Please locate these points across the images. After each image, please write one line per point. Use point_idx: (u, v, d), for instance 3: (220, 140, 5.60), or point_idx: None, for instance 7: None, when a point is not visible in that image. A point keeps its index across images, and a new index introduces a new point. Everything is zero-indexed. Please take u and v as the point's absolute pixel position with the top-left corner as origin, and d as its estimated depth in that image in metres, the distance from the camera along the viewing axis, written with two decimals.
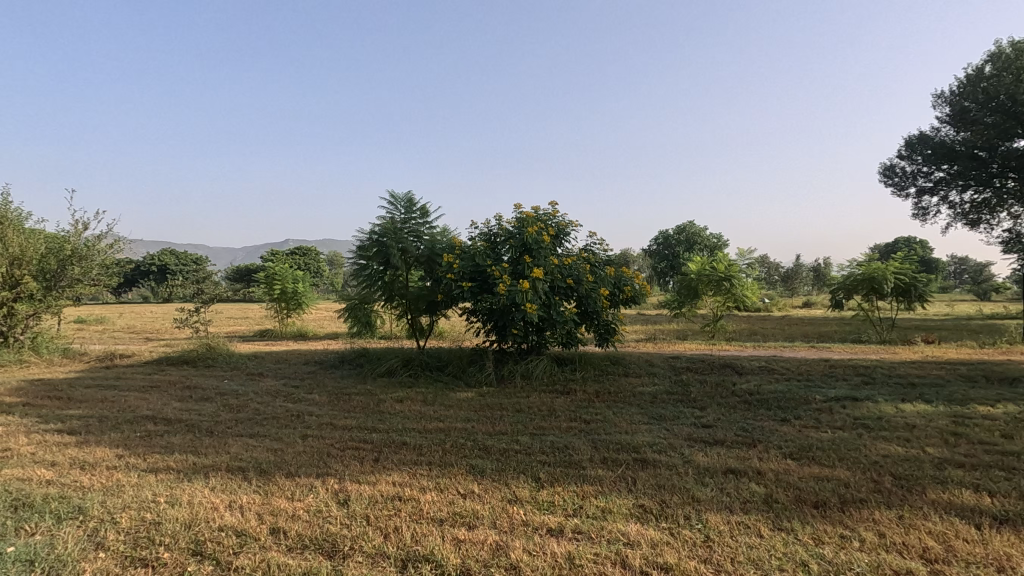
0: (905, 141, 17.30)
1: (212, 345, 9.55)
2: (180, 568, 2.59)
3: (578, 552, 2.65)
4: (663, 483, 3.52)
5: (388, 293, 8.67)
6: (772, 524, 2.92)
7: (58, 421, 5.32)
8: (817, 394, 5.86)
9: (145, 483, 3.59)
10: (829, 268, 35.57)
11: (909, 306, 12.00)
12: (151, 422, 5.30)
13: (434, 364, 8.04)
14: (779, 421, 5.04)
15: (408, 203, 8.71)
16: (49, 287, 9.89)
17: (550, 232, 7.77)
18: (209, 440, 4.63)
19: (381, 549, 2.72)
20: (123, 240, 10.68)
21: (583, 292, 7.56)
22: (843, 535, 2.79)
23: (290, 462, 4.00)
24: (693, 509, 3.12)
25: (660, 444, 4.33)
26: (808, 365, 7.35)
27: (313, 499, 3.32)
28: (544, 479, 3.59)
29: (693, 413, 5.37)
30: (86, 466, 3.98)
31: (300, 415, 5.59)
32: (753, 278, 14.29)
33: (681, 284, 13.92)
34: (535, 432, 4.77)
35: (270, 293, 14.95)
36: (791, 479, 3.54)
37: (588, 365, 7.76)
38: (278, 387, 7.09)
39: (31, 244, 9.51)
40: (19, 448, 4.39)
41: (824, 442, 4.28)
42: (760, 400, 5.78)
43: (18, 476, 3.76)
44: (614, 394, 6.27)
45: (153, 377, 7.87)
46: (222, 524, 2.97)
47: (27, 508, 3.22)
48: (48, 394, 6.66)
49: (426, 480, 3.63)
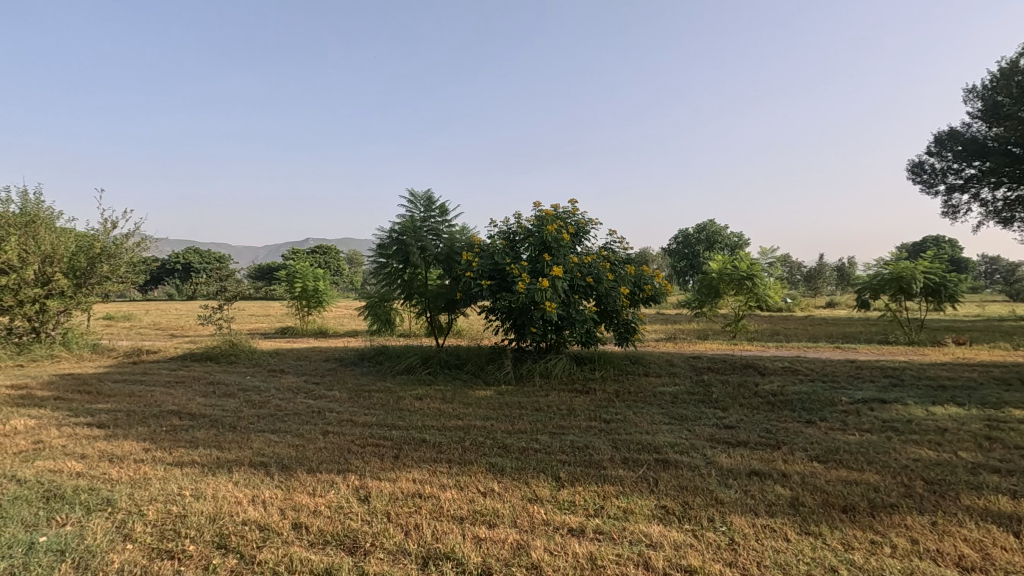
0: (935, 138, 16.89)
1: (234, 342, 9.70)
2: (205, 561, 2.61)
3: (601, 552, 2.63)
4: (686, 483, 3.47)
5: (407, 291, 8.72)
6: (799, 528, 2.85)
7: (88, 415, 5.45)
8: (843, 396, 5.73)
9: (171, 477, 3.65)
10: (854, 269, 34.90)
11: (939, 306, 11.67)
12: (176, 417, 5.40)
13: (453, 362, 8.06)
14: (804, 422, 4.95)
15: (427, 201, 8.77)
16: (80, 283, 10.16)
17: (569, 230, 7.73)
18: (232, 435, 4.68)
19: (402, 546, 2.72)
20: (149, 239, 11.06)
21: (603, 291, 7.49)
22: (873, 541, 2.71)
23: (311, 458, 4.03)
24: (717, 511, 3.06)
25: (682, 445, 4.26)
26: (834, 366, 7.21)
27: (334, 495, 3.34)
28: (564, 478, 3.57)
29: (715, 414, 5.29)
30: (114, 459, 4.07)
31: (321, 411, 5.66)
32: (776, 277, 14.06)
33: (701, 283, 13.74)
34: (554, 432, 4.73)
35: (292, 291, 15.15)
36: (817, 482, 3.46)
37: (608, 365, 7.69)
38: (299, 384, 7.19)
39: (62, 242, 9.81)
40: (51, 441, 4.51)
41: (852, 445, 4.18)
42: (783, 401, 5.69)
43: (49, 468, 3.84)
44: (634, 394, 6.19)
45: (178, 373, 8.01)
46: (246, 518, 3.01)
47: (58, 498, 3.30)
48: (79, 388, 6.84)
49: (446, 478, 3.63)
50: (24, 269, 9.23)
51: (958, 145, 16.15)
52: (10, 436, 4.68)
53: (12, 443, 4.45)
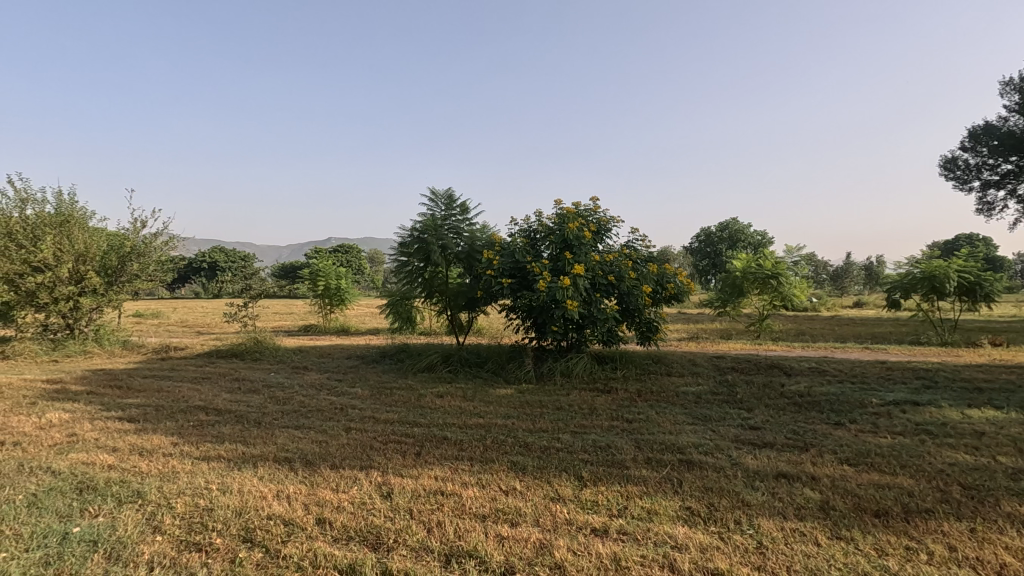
0: (969, 133, 16.39)
1: (259, 339, 9.87)
2: (232, 555, 2.64)
3: (625, 554, 2.59)
4: (711, 485, 3.41)
5: (428, 289, 8.76)
6: (830, 532, 2.78)
7: (118, 409, 5.59)
8: (873, 398, 5.56)
9: (198, 471, 3.72)
10: (882, 269, 34.07)
11: (974, 306, 11.31)
12: (203, 412, 5.50)
13: (473, 360, 8.05)
14: (833, 424, 4.82)
15: (448, 199, 8.79)
16: (111, 281, 10.45)
17: (591, 228, 7.67)
18: (257, 431, 4.75)
19: (425, 543, 2.73)
20: (177, 237, 11.31)
21: (625, 289, 7.41)
22: (908, 547, 2.62)
23: (334, 455, 4.07)
24: (743, 514, 3.00)
25: (707, 445, 4.20)
26: (863, 366, 7.03)
27: (357, 491, 3.36)
28: (587, 478, 3.53)
29: (739, 415, 5.19)
30: (143, 452, 4.16)
31: (343, 408, 5.70)
32: (801, 276, 13.79)
33: (724, 282, 13.54)
34: (576, 431, 4.70)
35: (314, 289, 15.32)
36: (848, 485, 3.36)
37: (629, 364, 7.61)
38: (321, 381, 7.27)
39: (95, 242, 10.11)
40: (83, 434, 4.64)
41: (884, 448, 4.06)
42: (810, 402, 5.56)
43: (82, 460, 3.94)
44: (657, 394, 6.11)
45: (205, 370, 8.17)
46: (271, 513, 3.04)
47: (91, 490, 3.38)
48: (110, 383, 7.02)
49: (468, 476, 3.63)
50: (58, 268, 9.51)
51: (994, 140, 15.60)
52: (45, 429, 4.81)
53: (47, 435, 4.59)
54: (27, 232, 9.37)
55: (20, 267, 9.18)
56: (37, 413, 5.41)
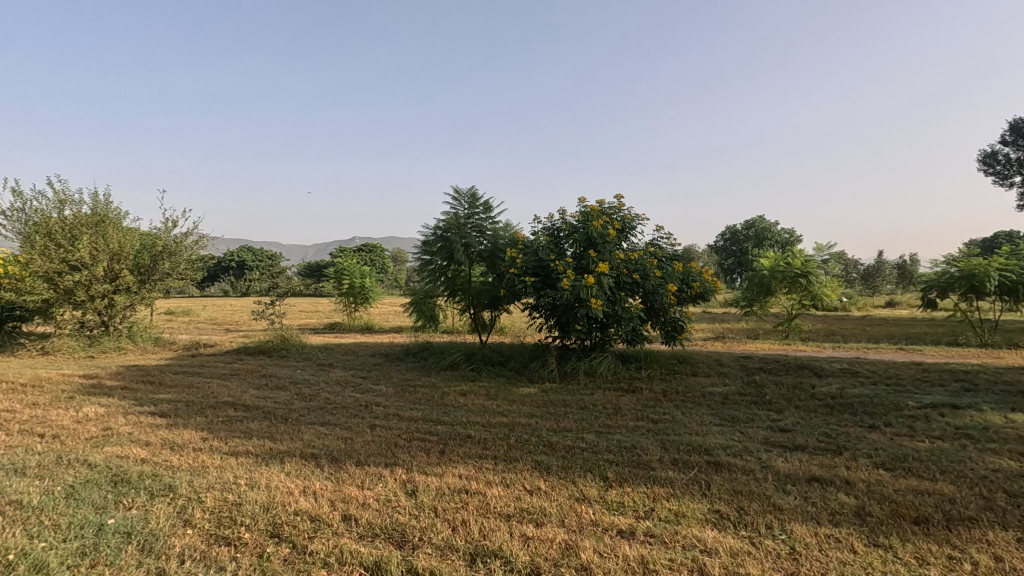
0: (1012, 126, 15.79)
1: (286, 337, 10.03)
2: (260, 549, 2.67)
3: (653, 557, 2.54)
4: (740, 488, 3.32)
5: (451, 288, 8.79)
6: (867, 539, 2.68)
7: (152, 404, 5.74)
8: (909, 400, 5.38)
9: (227, 466, 3.78)
10: (916, 268, 33.02)
11: (1016, 306, 10.86)
12: (232, 408, 5.61)
13: (496, 359, 8.05)
14: (867, 427, 4.67)
15: (471, 198, 8.80)
16: (144, 279, 10.74)
17: (615, 226, 7.58)
18: (284, 427, 4.82)
19: (451, 541, 2.72)
20: (206, 236, 11.55)
21: (650, 288, 7.32)
22: (951, 557, 2.52)
23: (359, 451, 4.09)
24: (775, 518, 2.92)
25: (735, 447, 4.11)
26: (898, 368, 6.81)
27: (382, 488, 3.37)
28: (613, 478, 3.49)
29: (768, 416, 5.08)
30: (175, 447, 4.25)
31: (368, 405, 5.75)
32: (832, 275, 13.44)
33: (752, 281, 13.28)
34: (601, 431, 4.64)
35: (339, 288, 15.52)
36: (885, 491, 3.25)
37: (654, 364, 7.50)
38: (346, 378, 7.35)
39: (128, 241, 10.39)
40: (118, 428, 4.76)
41: (922, 453, 3.91)
42: (843, 404, 5.40)
43: (116, 454, 4.04)
44: (683, 394, 6.02)
45: (234, 366, 8.33)
46: (298, 509, 3.07)
47: (125, 483, 3.47)
48: (143, 378, 7.21)
49: (492, 474, 3.61)
50: (94, 267, 9.82)
51: None
52: (82, 423, 4.96)
53: (83, 429, 4.73)
54: (66, 232, 9.68)
55: (59, 266, 9.51)
56: (74, 407, 5.58)
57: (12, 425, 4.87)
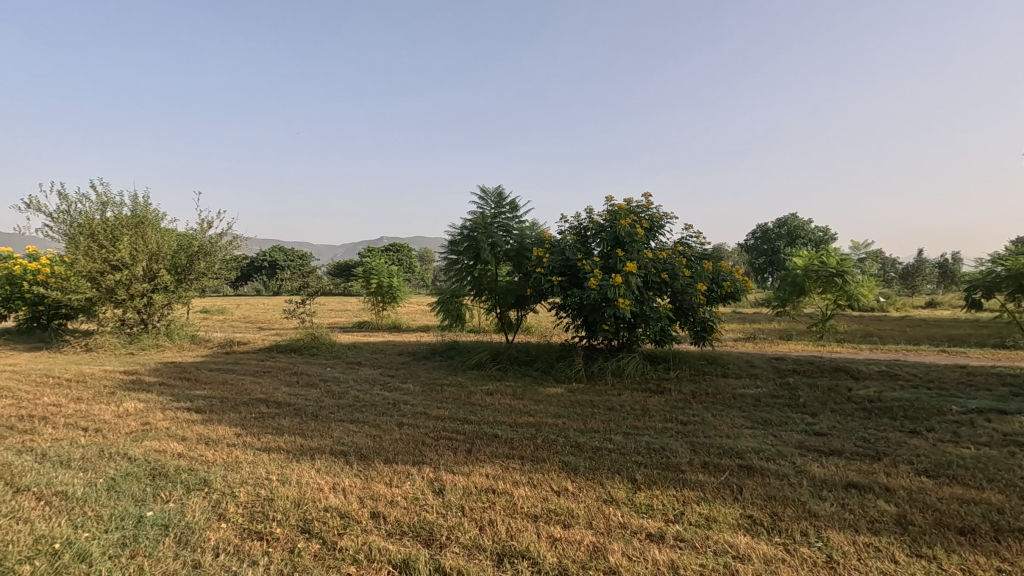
0: None
1: (316, 335, 10.22)
2: (291, 544, 2.72)
3: (684, 562, 2.49)
4: (774, 493, 3.23)
5: (478, 287, 8.81)
6: (908, 549, 2.58)
7: (188, 400, 5.91)
8: (953, 404, 5.16)
9: (260, 462, 3.86)
10: (958, 267, 31.75)
11: None
12: (264, 405, 5.73)
13: (523, 359, 8.04)
14: (908, 432, 4.50)
15: (498, 197, 8.80)
16: (180, 279, 11.07)
17: (644, 224, 7.49)
18: (314, 424, 4.90)
19: (478, 541, 2.72)
20: (239, 237, 11.83)
21: (679, 287, 7.21)
22: (1000, 569, 2.40)
23: (388, 449, 4.14)
24: (811, 525, 2.83)
25: (768, 451, 4.00)
26: (940, 371, 6.54)
27: (410, 486, 3.39)
28: (641, 480, 3.44)
29: (803, 419, 4.94)
30: (210, 442, 4.36)
31: (395, 403, 5.82)
32: (869, 274, 13.01)
33: (785, 280, 12.95)
34: (629, 432, 4.59)
35: (368, 287, 15.73)
36: (927, 499, 3.12)
37: (683, 365, 7.39)
38: (375, 376, 7.45)
39: (166, 242, 10.73)
40: (156, 423, 4.91)
41: (967, 460, 3.75)
42: (881, 408, 5.21)
43: (154, 448, 4.17)
44: (713, 396, 5.90)
45: (266, 364, 8.52)
46: (327, 505, 3.11)
47: (163, 476, 3.57)
48: (180, 375, 7.43)
49: (519, 474, 3.60)
50: (134, 266, 10.18)
51: None
52: (122, 417, 5.14)
53: (124, 423, 4.89)
54: (107, 233, 10.05)
55: (101, 266, 9.88)
56: (116, 402, 5.79)
57: (58, 419, 5.07)
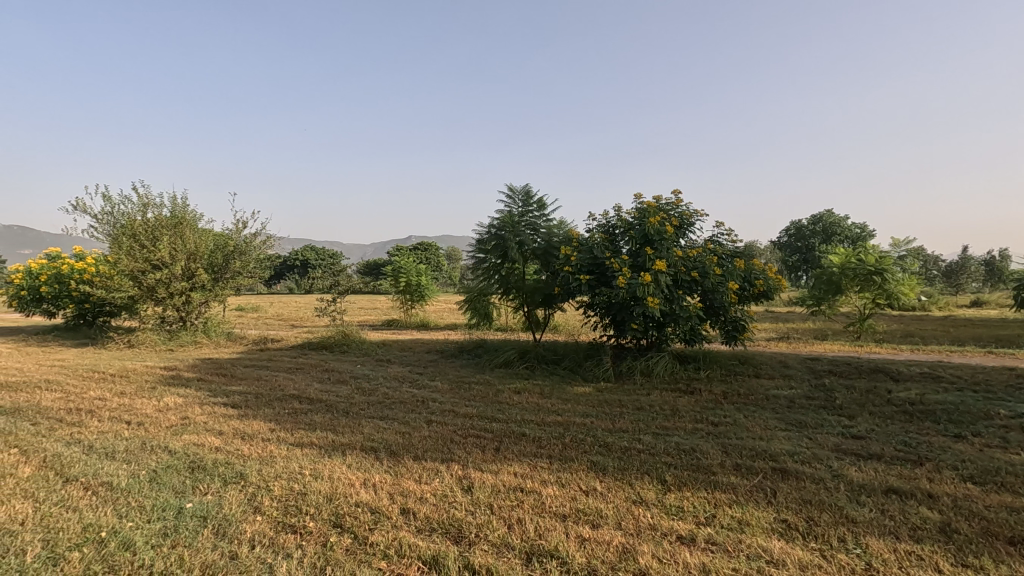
0: None
1: (347, 333, 10.40)
2: (324, 538, 2.77)
3: (715, 565, 2.45)
4: (809, 498, 3.15)
5: (505, 286, 8.82)
6: (953, 558, 2.48)
7: (224, 395, 6.08)
8: (1000, 409, 4.94)
9: (293, 457, 3.94)
10: (1006, 265, 30.36)
11: None
12: (296, 401, 5.86)
13: (550, 357, 8.02)
14: (952, 437, 4.32)
15: (526, 196, 8.79)
16: (217, 278, 11.39)
17: (673, 222, 7.38)
18: (345, 420, 4.98)
19: (506, 540, 2.72)
20: (273, 236, 12.11)
21: (709, 286, 7.09)
22: None
23: (417, 446, 4.18)
24: (848, 531, 2.75)
25: (803, 454, 3.90)
26: (987, 373, 6.26)
27: (439, 483, 3.42)
28: (672, 482, 3.40)
29: (839, 422, 4.80)
30: (245, 437, 4.48)
31: (424, 400, 5.87)
32: (910, 271, 12.52)
33: (820, 278, 12.56)
34: (658, 432, 4.54)
35: (397, 286, 15.92)
36: (974, 507, 2.99)
37: (713, 365, 7.26)
38: (404, 373, 7.54)
39: (203, 241, 11.05)
40: (194, 417, 5.08)
41: (1017, 467, 3.58)
42: (922, 411, 5.03)
43: (193, 442, 4.31)
44: (745, 397, 5.78)
45: (298, 361, 8.71)
46: (358, 501, 3.16)
47: (201, 469, 3.69)
48: (217, 371, 7.66)
49: (548, 473, 3.59)
50: (173, 266, 10.52)
51: None
52: (163, 412, 5.32)
53: (164, 417, 5.07)
54: (148, 233, 10.41)
55: (142, 265, 10.24)
56: (156, 396, 6.00)
57: (103, 412, 5.28)
